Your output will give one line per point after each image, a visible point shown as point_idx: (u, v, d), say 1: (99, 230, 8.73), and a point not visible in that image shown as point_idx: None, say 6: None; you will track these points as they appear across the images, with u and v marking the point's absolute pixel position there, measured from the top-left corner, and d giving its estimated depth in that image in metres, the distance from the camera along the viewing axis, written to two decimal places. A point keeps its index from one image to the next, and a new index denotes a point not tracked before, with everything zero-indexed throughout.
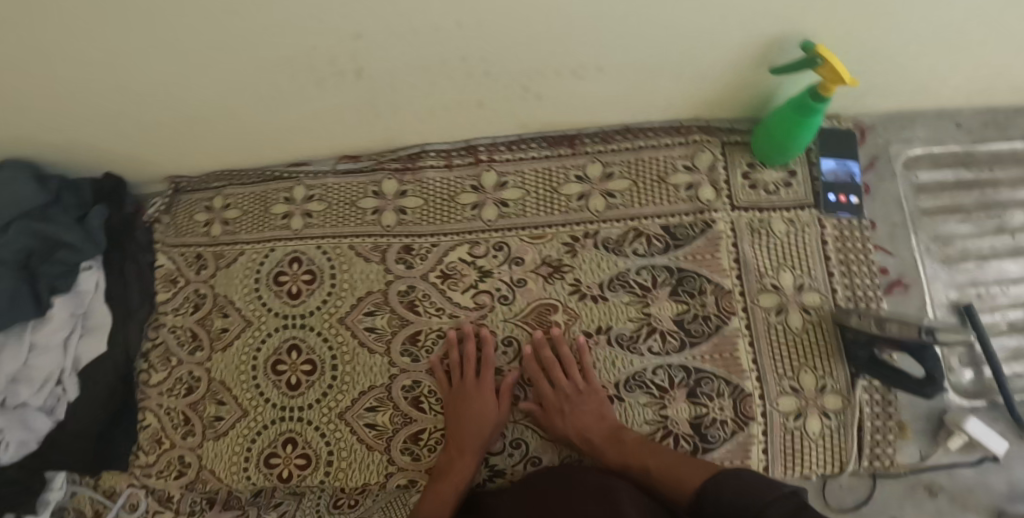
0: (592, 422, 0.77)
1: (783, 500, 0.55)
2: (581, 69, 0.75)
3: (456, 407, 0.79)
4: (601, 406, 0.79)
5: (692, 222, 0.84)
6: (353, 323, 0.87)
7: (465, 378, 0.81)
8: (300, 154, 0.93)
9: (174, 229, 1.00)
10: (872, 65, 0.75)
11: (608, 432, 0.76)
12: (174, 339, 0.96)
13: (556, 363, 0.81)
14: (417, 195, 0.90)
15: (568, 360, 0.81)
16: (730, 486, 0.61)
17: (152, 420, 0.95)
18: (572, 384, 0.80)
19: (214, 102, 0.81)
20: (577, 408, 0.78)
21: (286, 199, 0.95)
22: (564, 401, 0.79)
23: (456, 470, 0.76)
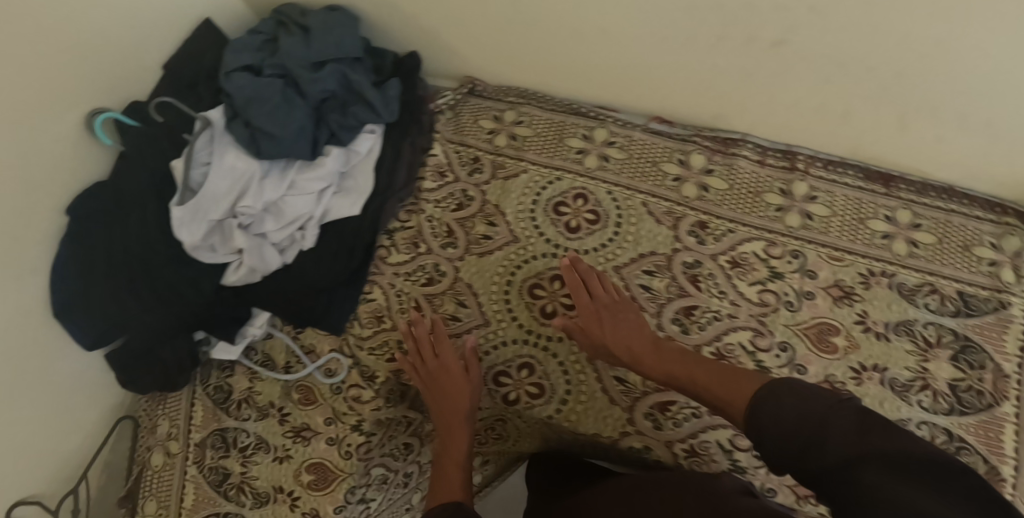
0: (634, 331, 0.79)
1: (842, 410, 0.58)
2: (969, 122, 0.74)
3: (432, 387, 0.85)
4: (638, 314, 0.81)
5: (986, 297, 0.82)
6: (629, 275, 0.88)
7: (441, 354, 0.86)
8: (617, 99, 0.94)
9: (455, 126, 1.00)
10: None
11: (649, 341, 0.78)
12: (428, 229, 0.94)
13: (592, 277, 0.85)
14: (724, 178, 0.90)
15: (605, 292, 0.84)
16: (780, 398, 0.62)
17: (378, 297, 0.94)
18: (616, 310, 0.82)
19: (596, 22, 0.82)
20: (621, 329, 0.80)
21: (583, 136, 0.95)
22: (612, 320, 0.81)
23: (450, 447, 0.83)
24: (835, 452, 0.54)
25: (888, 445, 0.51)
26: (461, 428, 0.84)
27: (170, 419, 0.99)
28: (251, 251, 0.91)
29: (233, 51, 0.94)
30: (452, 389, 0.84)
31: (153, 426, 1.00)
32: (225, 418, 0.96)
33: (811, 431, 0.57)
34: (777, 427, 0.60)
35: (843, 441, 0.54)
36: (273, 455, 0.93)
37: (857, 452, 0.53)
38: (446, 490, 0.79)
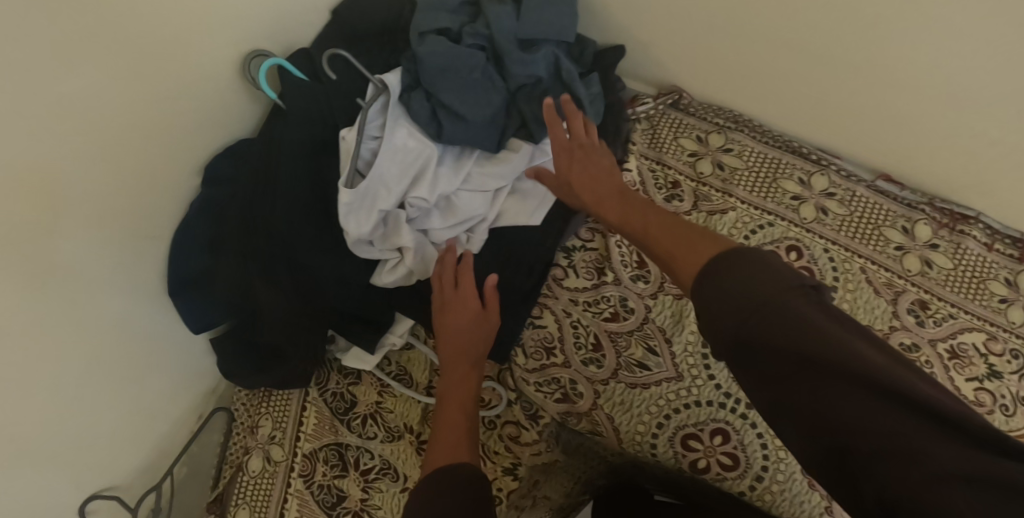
0: (604, 177, 0.72)
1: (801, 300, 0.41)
2: None
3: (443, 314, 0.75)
4: (608, 162, 0.74)
5: None
6: None
7: (462, 278, 0.76)
8: (847, 147, 0.84)
9: (652, 142, 0.88)
10: None
11: (616, 186, 0.71)
12: (617, 255, 0.82)
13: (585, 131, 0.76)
14: (948, 256, 0.82)
15: (594, 157, 0.74)
16: (719, 265, 0.46)
17: (549, 324, 0.81)
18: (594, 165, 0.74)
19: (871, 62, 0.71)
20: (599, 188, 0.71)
21: (801, 181, 0.84)
22: (575, 165, 0.74)
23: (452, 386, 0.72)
24: (778, 319, 0.40)
25: (836, 357, 0.37)
26: (468, 368, 0.73)
27: (276, 421, 0.85)
28: (417, 251, 0.77)
29: (425, 10, 0.79)
30: (466, 332, 0.74)
31: (253, 424, 0.87)
32: (344, 431, 0.83)
33: (738, 311, 0.42)
34: (764, 347, 0.40)
35: (794, 304, 0.40)
36: (399, 485, 0.80)
37: (757, 317, 0.41)
38: (445, 446, 0.63)
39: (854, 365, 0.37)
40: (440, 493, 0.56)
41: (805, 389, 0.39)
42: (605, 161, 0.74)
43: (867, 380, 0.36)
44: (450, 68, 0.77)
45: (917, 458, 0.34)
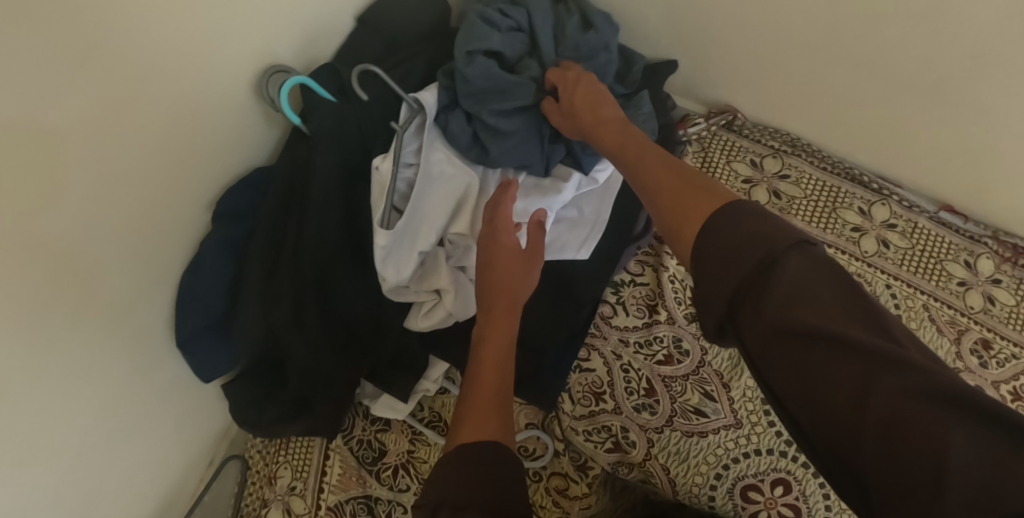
0: (609, 117, 0.65)
1: (799, 260, 0.36)
2: None
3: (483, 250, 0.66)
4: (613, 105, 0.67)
5: None
6: None
7: (503, 214, 0.67)
8: (909, 177, 0.80)
9: (703, 165, 0.85)
10: None
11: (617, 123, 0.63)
12: (670, 292, 0.76)
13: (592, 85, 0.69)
14: (1011, 293, 0.78)
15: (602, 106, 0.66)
16: (731, 221, 0.40)
17: (597, 367, 0.75)
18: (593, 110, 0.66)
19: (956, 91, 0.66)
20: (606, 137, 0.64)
21: (860, 211, 0.81)
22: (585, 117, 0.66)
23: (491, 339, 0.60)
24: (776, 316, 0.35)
25: (849, 337, 0.33)
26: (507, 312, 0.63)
27: (297, 470, 0.78)
28: (456, 292, 0.69)
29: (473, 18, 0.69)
30: (510, 272, 0.65)
31: (269, 473, 0.79)
32: (373, 484, 0.76)
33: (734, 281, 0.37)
34: (790, 330, 0.34)
35: (802, 308, 0.34)
36: None
37: (783, 302, 0.35)
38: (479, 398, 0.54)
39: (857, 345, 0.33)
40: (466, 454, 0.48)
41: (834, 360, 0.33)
42: (611, 111, 0.66)
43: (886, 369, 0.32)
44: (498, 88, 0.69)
45: (935, 452, 0.29)
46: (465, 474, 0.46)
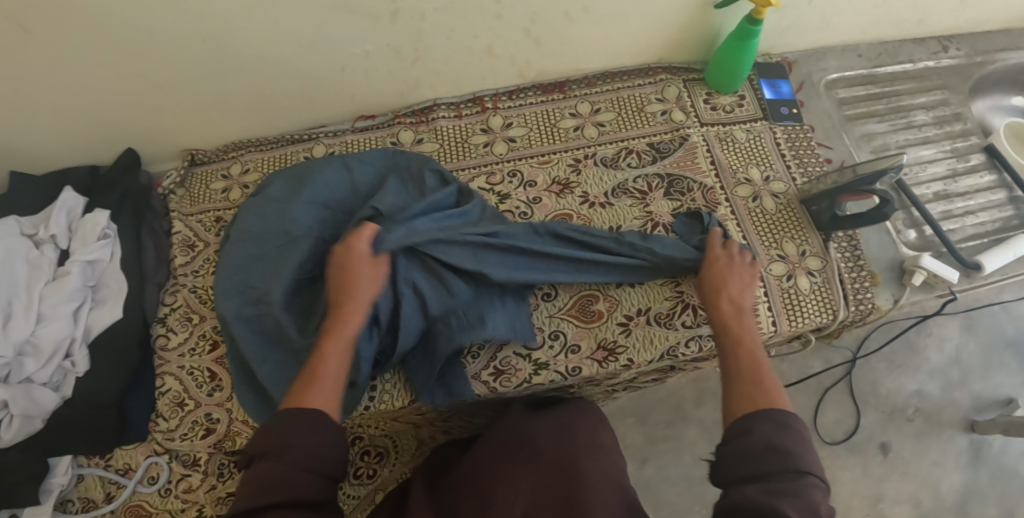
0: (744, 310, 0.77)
1: (786, 415, 0.59)
2: (572, 12, 0.91)
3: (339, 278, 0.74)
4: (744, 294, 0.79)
5: (670, 139, 1.00)
6: None
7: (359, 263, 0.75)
8: (320, 115, 1.03)
9: (188, 198, 1.03)
10: None
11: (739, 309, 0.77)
12: (194, 298, 0.98)
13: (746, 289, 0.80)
14: (433, 141, 1.01)
15: (725, 263, 0.82)
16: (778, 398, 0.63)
17: (172, 383, 0.93)
18: (724, 271, 0.81)
19: (252, 52, 0.89)
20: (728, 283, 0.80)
21: (305, 158, 1.02)
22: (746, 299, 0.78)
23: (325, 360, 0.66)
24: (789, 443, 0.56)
25: (803, 459, 0.54)
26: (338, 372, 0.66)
27: None
28: (18, 397, 0.85)
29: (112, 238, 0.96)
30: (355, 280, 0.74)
31: None
32: None
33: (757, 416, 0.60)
34: (792, 441, 0.56)
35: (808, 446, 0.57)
36: None
37: (777, 447, 0.55)
38: (309, 390, 0.62)
39: (787, 458, 0.54)
40: (308, 429, 0.57)
41: (737, 424, 0.61)
42: (734, 286, 0.79)
43: (781, 475, 0.53)
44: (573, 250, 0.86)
45: (783, 491, 0.52)
46: (306, 461, 0.55)
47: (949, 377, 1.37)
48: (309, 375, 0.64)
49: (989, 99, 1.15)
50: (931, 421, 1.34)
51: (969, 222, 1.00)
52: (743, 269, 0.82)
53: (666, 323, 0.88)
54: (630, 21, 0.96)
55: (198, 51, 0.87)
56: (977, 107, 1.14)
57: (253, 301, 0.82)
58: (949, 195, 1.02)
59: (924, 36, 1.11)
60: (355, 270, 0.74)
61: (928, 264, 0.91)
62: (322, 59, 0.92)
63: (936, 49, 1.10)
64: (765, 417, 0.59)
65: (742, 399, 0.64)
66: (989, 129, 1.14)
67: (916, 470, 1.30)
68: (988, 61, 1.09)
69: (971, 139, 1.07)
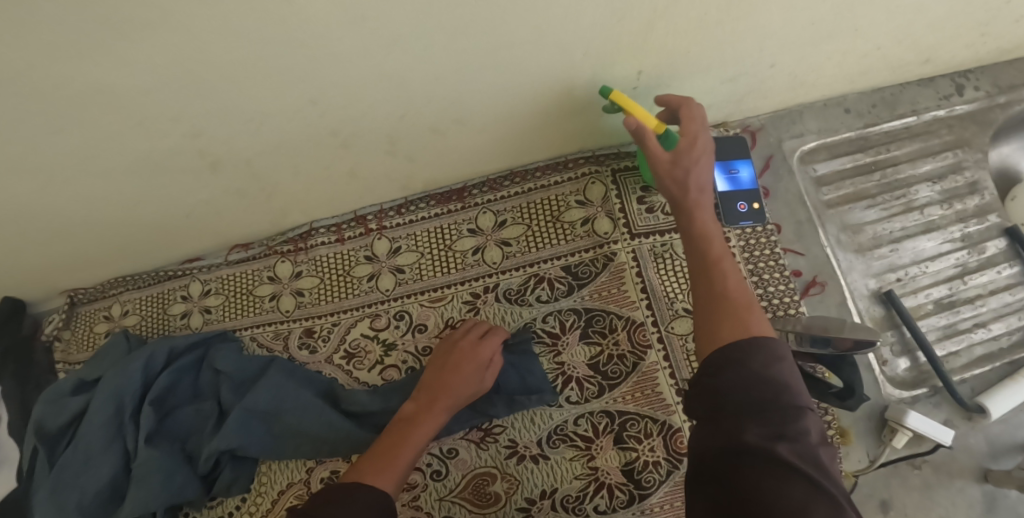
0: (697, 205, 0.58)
1: (778, 368, 0.43)
2: (440, 126, 0.72)
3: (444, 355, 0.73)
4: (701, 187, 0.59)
5: (592, 259, 0.81)
6: None
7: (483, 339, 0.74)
8: (190, 249, 0.90)
9: (74, 344, 0.95)
10: (735, 71, 0.75)
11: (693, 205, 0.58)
12: None
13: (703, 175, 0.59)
14: (313, 275, 0.86)
15: (675, 173, 0.60)
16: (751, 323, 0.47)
17: None
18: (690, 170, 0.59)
19: (76, 216, 0.77)
20: (685, 183, 0.59)
21: (183, 297, 0.91)
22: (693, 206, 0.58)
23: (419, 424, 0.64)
24: (806, 445, 0.40)
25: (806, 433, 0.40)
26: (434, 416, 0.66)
27: None
28: None
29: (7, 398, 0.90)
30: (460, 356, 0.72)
31: None
32: None
33: (772, 390, 0.42)
34: (779, 401, 0.42)
35: (811, 424, 0.41)
36: None
37: (761, 395, 0.42)
38: (421, 420, 0.64)
39: (793, 395, 0.42)
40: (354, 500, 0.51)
41: (745, 363, 0.44)
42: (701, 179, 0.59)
43: (776, 409, 0.41)
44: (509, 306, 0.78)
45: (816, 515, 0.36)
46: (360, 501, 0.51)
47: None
48: (435, 383, 0.69)
49: (1013, 142, 0.95)
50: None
51: (978, 337, 0.83)
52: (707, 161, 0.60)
53: (575, 508, 0.74)
54: (524, 123, 0.76)
55: (18, 228, 0.76)
56: (995, 154, 0.94)
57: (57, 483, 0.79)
58: (954, 302, 0.83)
59: (932, 75, 0.89)
60: (460, 366, 0.71)
61: (915, 426, 0.74)
62: (160, 209, 0.78)
63: (949, 91, 0.89)
64: (750, 348, 0.44)
65: (715, 328, 0.48)
66: (1013, 178, 0.95)
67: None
68: (1013, 102, 0.88)
69: (988, 219, 0.87)
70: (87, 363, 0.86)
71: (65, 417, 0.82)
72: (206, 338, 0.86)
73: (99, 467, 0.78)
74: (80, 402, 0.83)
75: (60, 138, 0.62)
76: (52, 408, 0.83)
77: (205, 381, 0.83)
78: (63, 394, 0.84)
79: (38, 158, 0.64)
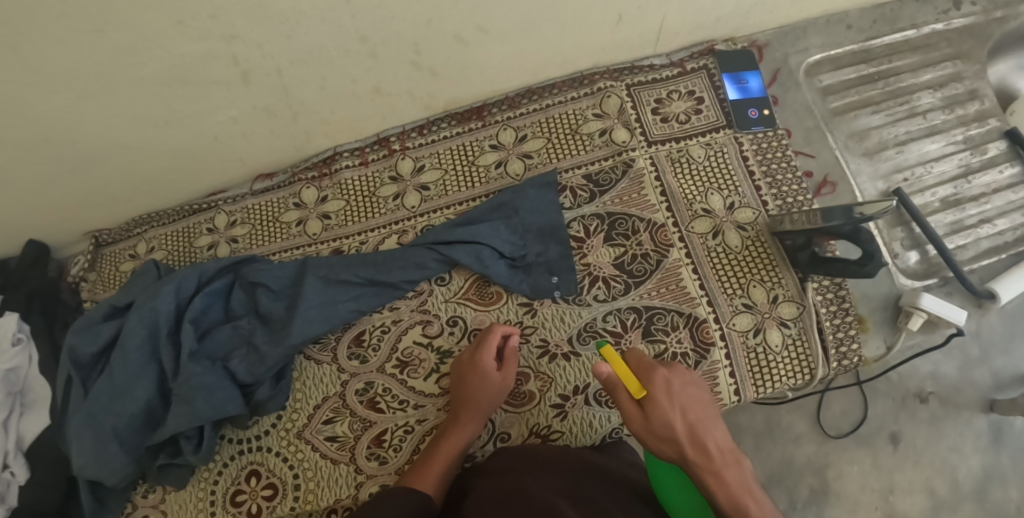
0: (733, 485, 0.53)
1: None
2: (464, 34, 0.75)
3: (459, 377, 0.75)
4: (740, 475, 0.54)
5: (612, 166, 0.84)
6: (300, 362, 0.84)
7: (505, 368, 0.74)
8: (215, 180, 0.92)
9: (100, 284, 0.95)
10: None
11: (715, 453, 0.55)
12: None
13: (706, 422, 0.57)
14: (338, 198, 0.88)
15: (659, 431, 0.57)
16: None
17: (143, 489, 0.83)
18: (719, 477, 0.54)
19: (108, 138, 0.78)
20: (665, 393, 0.59)
21: (208, 230, 0.92)
22: (689, 428, 0.57)
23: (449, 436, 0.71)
24: None
25: None
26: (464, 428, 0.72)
27: None
28: None
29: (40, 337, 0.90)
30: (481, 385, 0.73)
31: None
32: None
33: None
34: None
35: None
36: None
37: None
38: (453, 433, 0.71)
39: None
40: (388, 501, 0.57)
41: None
42: (700, 416, 0.58)
43: None
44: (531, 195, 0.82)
45: None
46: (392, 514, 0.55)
47: (966, 356, 0.98)
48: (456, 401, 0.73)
49: (1013, 59, 0.98)
50: (948, 405, 0.96)
51: (984, 232, 0.85)
52: (698, 408, 0.59)
53: (608, 401, 0.77)
54: (546, 33, 0.79)
55: (46, 154, 0.77)
56: (997, 69, 0.98)
57: (91, 408, 0.78)
58: (960, 200, 0.86)
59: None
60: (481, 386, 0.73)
61: (929, 307, 0.76)
62: (187, 132, 0.80)
63: (946, 6, 0.92)
64: None
65: None
66: (1012, 95, 0.97)
67: (931, 457, 0.94)
68: (1010, 15, 0.92)
69: (989, 123, 0.91)
70: (118, 293, 0.86)
71: (98, 342, 0.82)
72: (233, 263, 0.87)
73: (137, 387, 0.79)
74: (113, 328, 0.83)
75: (100, 45, 0.63)
76: (79, 337, 0.82)
77: (239, 300, 0.84)
78: (94, 323, 0.83)
79: (78, 69, 0.65)
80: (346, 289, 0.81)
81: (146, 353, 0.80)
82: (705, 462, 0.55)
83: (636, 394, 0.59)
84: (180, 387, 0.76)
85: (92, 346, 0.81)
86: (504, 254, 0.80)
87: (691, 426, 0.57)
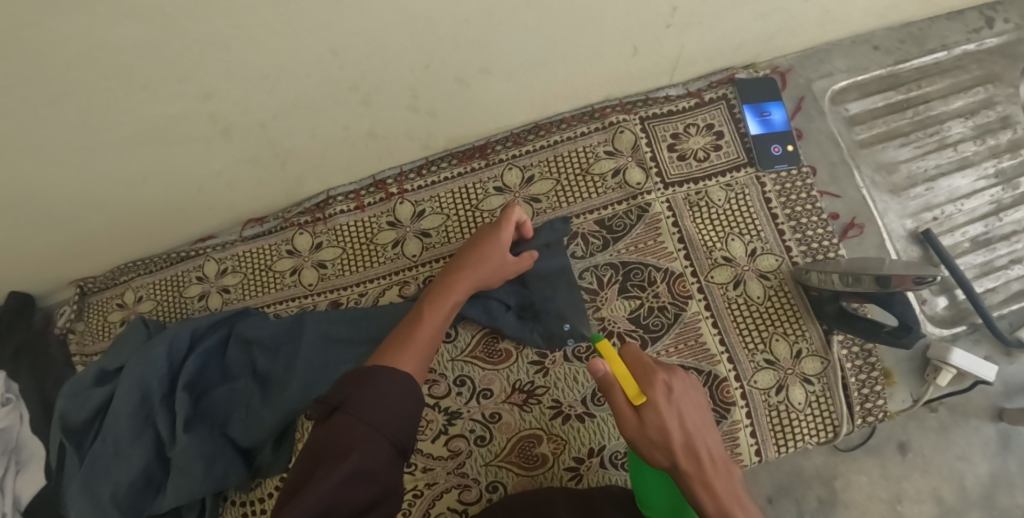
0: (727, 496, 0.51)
1: None
2: (465, 76, 0.68)
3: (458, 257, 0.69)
4: (731, 481, 0.53)
5: (625, 211, 0.78)
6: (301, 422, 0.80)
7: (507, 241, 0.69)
8: (202, 228, 0.86)
9: (88, 335, 0.91)
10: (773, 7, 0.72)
11: (708, 459, 0.53)
12: None
13: (701, 427, 0.54)
14: (334, 245, 0.83)
15: (655, 437, 0.52)
16: None
17: None
18: (712, 486, 0.51)
19: (82, 196, 0.71)
20: (669, 397, 0.54)
21: (198, 278, 0.87)
22: (687, 436, 0.53)
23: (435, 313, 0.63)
24: None
25: None
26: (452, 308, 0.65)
27: None
28: None
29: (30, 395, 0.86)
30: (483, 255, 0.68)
31: None
32: None
33: None
34: None
35: None
36: None
37: None
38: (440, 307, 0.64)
39: None
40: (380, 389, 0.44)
41: None
42: (694, 420, 0.54)
43: None
44: (540, 242, 0.76)
45: None
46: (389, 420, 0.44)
47: None
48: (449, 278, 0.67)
49: None
50: (958, 413, 0.84)
51: (1014, 274, 0.81)
52: (692, 411, 0.55)
53: (625, 464, 0.73)
54: (554, 69, 0.72)
55: (16, 214, 0.71)
56: None
57: (86, 479, 0.75)
58: (990, 240, 0.82)
59: (960, 9, 0.86)
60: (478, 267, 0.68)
61: (959, 362, 0.73)
62: (167, 186, 0.73)
63: (978, 25, 0.86)
64: None
65: None
66: None
67: (939, 465, 0.82)
68: None
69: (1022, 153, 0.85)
70: (107, 354, 0.82)
71: (90, 408, 0.78)
72: (225, 318, 0.82)
73: (133, 456, 0.75)
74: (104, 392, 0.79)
75: (63, 110, 0.57)
76: (70, 403, 0.78)
77: (235, 358, 0.80)
78: (84, 387, 0.79)
79: (40, 135, 0.59)
80: (346, 348, 0.77)
81: (139, 420, 0.76)
82: (698, 470, 0.52)
83: (634, 398, 0.53)
84: (176, 458, 0.73)
85: (83, 413, 0.78)
86: (514, 310, 0.76)
87: (688, 433, 0.53)
